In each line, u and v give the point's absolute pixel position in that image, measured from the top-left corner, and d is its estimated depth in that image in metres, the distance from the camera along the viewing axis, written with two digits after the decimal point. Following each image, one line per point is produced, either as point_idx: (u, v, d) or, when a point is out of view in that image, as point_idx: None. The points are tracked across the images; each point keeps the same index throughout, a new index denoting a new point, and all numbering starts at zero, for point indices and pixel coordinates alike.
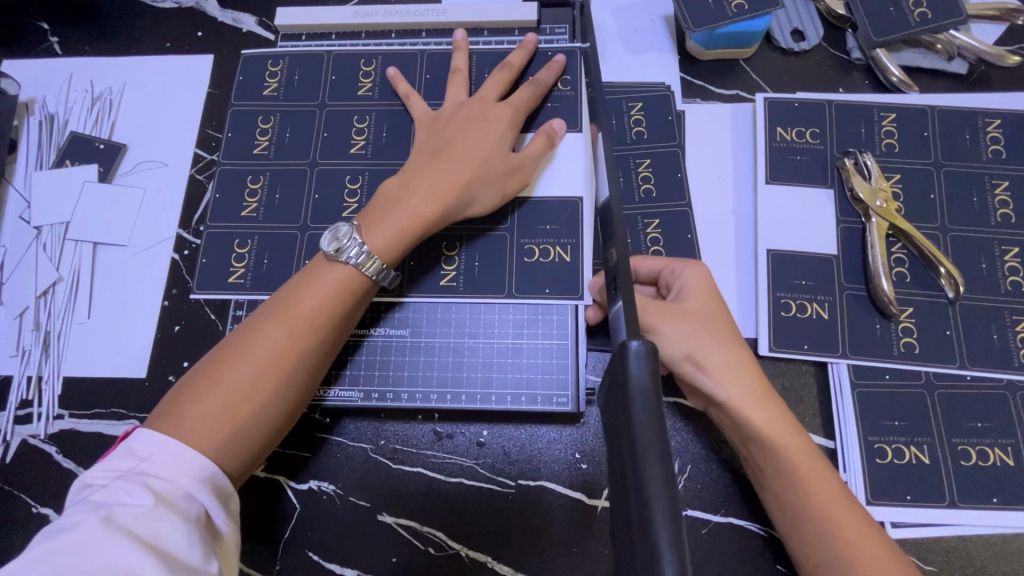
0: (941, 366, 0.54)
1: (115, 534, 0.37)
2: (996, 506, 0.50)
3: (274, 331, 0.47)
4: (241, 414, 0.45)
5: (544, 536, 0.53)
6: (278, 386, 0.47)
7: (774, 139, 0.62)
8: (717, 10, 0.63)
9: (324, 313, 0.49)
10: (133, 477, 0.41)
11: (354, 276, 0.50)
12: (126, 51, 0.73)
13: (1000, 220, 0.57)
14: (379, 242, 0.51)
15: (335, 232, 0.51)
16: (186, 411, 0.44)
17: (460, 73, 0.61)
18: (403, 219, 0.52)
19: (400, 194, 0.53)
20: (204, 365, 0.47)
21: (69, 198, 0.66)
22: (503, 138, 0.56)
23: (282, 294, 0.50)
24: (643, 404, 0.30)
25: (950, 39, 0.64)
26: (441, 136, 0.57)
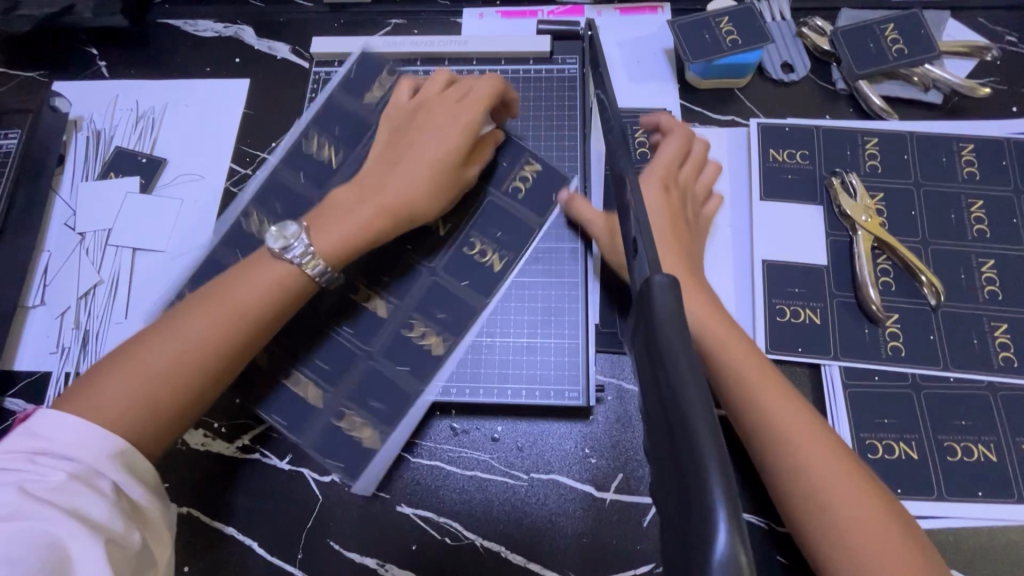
0: (925, 368, 0.57)
1: (40, 505, 0.40)
2: (980, 499, 0.53)
3: (198, 322, 0.51)
4: (152, 398, 0.48)
5: (554, 527, 0.56)
6: (192, 373, 0.49)
7: (767, 160, 0.67)
8: (713, 44, 0.69)
9: (245, 309, 0.52)
10: (41, 458, 0.43)
11: (286, 279, 0.54)
12: (168, 75, 0.79)
13: (976, 235, 0.62)
14: (324, 244, 0.55)
15: (283, 231, 0.55)
16: (98, 391, 0.47)
17: (452, 87, 0.65)
18: (351, 229, 0.57)
19: (351, 206, 0.58)
20: (127, 347, 0.50)
21: (112, 207, 0.71)
22: (460, 154, 0.61)
23: (213, 289, 0.54)
24: (668, 328, 0.32)
25: (926, 73, 0.70)
26: (403, 149, 0.61)
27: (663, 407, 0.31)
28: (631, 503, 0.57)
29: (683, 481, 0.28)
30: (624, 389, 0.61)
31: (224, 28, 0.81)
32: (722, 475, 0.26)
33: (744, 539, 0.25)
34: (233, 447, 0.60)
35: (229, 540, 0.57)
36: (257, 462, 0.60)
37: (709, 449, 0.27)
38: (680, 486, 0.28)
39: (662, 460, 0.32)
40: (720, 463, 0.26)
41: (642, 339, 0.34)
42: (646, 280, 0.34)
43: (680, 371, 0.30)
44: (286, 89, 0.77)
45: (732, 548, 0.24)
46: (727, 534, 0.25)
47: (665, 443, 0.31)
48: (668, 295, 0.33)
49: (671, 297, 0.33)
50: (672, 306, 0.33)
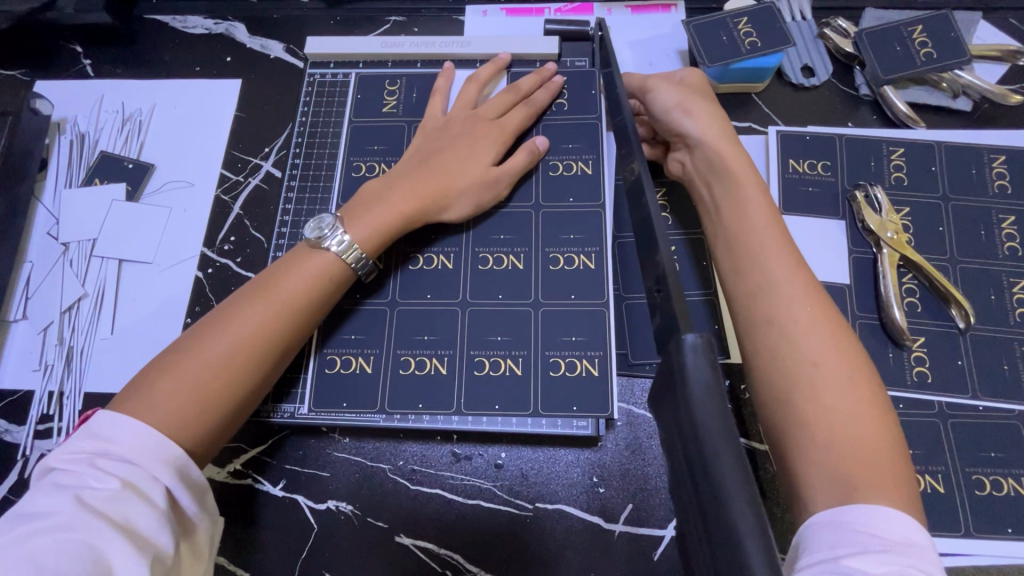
0: (953, 396, 0.55)
1: (89, 516, 0.38)
2: (1010, 536, 0.50)
3: (251, 311, 0.49)
4: (214, 391, 0.46)
5: (561, 561, 0.54)
6: (249, 362, 0.48)
7: (786, 170, 0.64)
8: (731, 46, 0.65)
9: (299, 297, 0.51)
10: (97, 462, 0.41)
11: (335, 265, 0.53)
12: (155, 75, 0.75)
13: (1007, 253, 0.59)
14: (358, 233, 0.54)
15: (318, 221, 0.54)
16: (157, 389, 0.45)
17: (476, 81, 0.65)
18: (383, 214, 0.55)
19: (382, 192, 0.57)
20: (179, 343, 0.48)
21: (97, 215, 0.68)
22: (488, 147, 0.60)
23: (262, 278, 0.52)
24: (704, 396, 0.29)
25: (955, 78, 0.67)
26: (433, 143, 0.61)
27: (697, 493, 0.28)
28: (641, 536, 0.54)
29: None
30: (634, 414, 0.58)
31: (214, 25, 0.77)
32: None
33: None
34: (225, 472, 0.58)
35: (220, 571, 0.55)
36: (251, 488, 0.57)
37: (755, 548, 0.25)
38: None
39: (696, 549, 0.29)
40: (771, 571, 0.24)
41: (671, 409, 0.32)
42: (675, 340, 0.32)
43: (719, 459, 0.27)
44: (280, 92, 0.73)
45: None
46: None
47: (702, 534, 0.29)
48: (702, 357, 0.30)
49: (707, 362, 0.30)
50: (707, 374, 0.30)
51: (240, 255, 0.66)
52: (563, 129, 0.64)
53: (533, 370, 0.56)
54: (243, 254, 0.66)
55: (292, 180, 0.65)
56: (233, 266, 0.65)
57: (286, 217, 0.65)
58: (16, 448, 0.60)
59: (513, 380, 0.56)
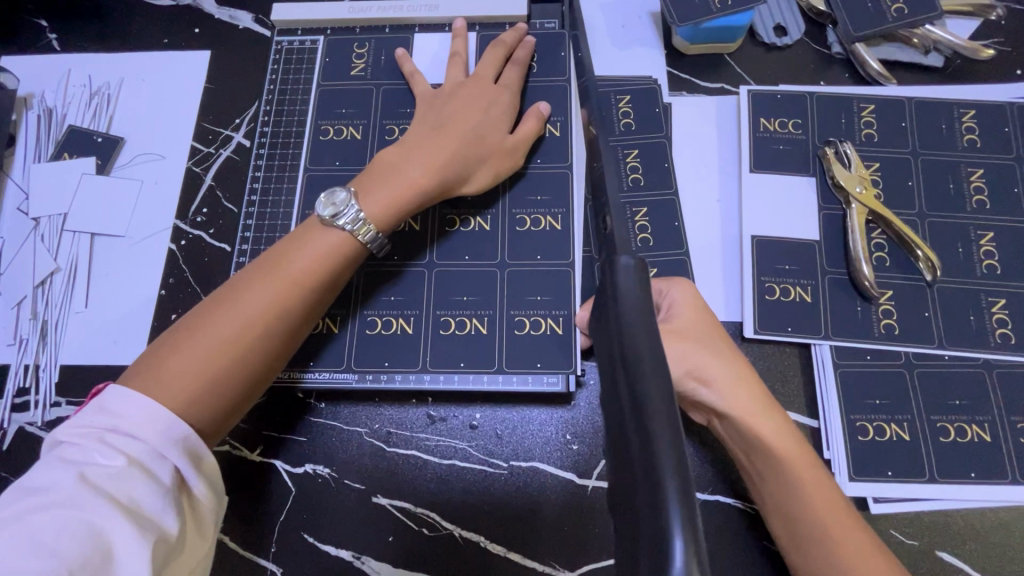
0: (920, 347, 0.55)
1: (93, 494, 0.38)
2: (973, 481, 0.51)
3: (260, 290, 0.48)
4: (226, 369, 0.46)
5: (536, 516, 0.55)
6: (259, 341, 0.47)
7: (757, 129, 0.64)
8: (701, 5, 0.65)
9: (309, 276, 0.50)
10: (104, 437, 0.41)
11: (346, 242, 0.52)
12: (123, 48, 0.74)
13: (975, 206, 0.59)
14: (373, 208, 0.53)
15: (332, 197, 0.52)
16: (169, 364, 0.45)
17: (458, 57, 0.64)
18: (401, 187, 0.54)
19: (398, 163, 0.55)
20: (190, 318, 0.47)
21: (68, 190, 0.67)
22: (496, 116, 0.60)
23: (272, 254, 0.51)
24: (631, 312, 0.33)
25: (926, 34, 0.66)
26: (438, 112, 0.59)
27: (619, 404, 0.29)
28: None
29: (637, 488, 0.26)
30: None
31: None
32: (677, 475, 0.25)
33: (703, 554, 0.23)
34: None
35: None
36: (228, 455, 0.57)
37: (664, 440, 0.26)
38: (634, 487, 0.26)
39: (617, 460, 0.30)
40: (677, 466, 0.25)
41: (605, 336, 0.34)
42: (612, 263, 0.35)
43: (643, 369, 0.29)
44: (249, 63, 0.72)
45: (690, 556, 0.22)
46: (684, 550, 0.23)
47: (621, 446, 0.29)
48: (634, 278, 0.34)
49: (636, 281, 0.34)
50: (636, 292, 0.34)
51: (212, 226, 0.66)
52: (528, 91, 0.65)
53: (498, 328, 0.58)
54: (215, 225, 0.66)
55: (262, 149, 0.65)
56: (206, 238, 0.65)
57: (256, 186, 0.65)
58: None
59: (478, 339, 0.58)
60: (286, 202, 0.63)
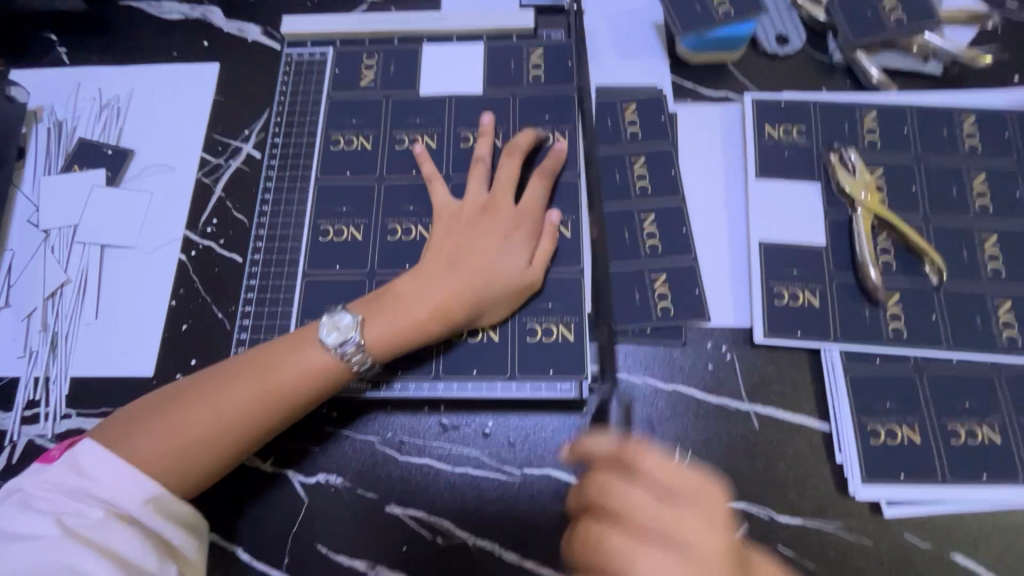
0: (928, 350, 0.56)
1: (74, 540, 0.43)
2: (985, 482, 0.52)
3: (249, 390, 0.51)
4: (182, 462, 0.49)
5: (549, 524, 0.54)
6: (227, 441, 0.50)
7: (762, 137, 0.65)
8: (705, 16, 0.66)
9: (294, 389, 0.52)
10: (79, 494, 0.46)
11: (335, 366, 0.53)
12: (132, 61, 0.75)
13: (978, 210, 0.60)
14: (373, 342, 0.54)
15: (335, 321, 0.54)
16: (139, 438, 0.49)
17: (482, 162, 0.62)
18: (402, 326, 0.54)
19: (406, 295, 0.55)
20: (177, 393, 0.51)
21: (78, 202, 0.68)
22: (513, 250, 0.57)
23: (265, 355, 0.53)
24: None
25: (925, 42, 0.67)
26: (455, 241, 0.58)
27: None
28: None
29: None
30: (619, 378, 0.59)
31: (190, 10, 0.76)
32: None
33: None
34: None
35: (213, 548, 0.55)
36: (240, 466, 0.57)
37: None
38: None
39: None
40: None
41: None
42: None
43: None
44: (258, 74, 0.73)
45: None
46: None
47: None
48: None
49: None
50: None
51: (223, 237, 0.66)
52: (536, 100, 0.66)
53: (510, 336, 0.58)
54: (226, 236, 0.66)
55: (272, 160, 0.67)
56: (217, 248, 0.65)
57: (268, 198, 0.66)
58: (4, 434, 0.60)
59: (490, 347, 0.58)
60: (296, 211, 0.65)
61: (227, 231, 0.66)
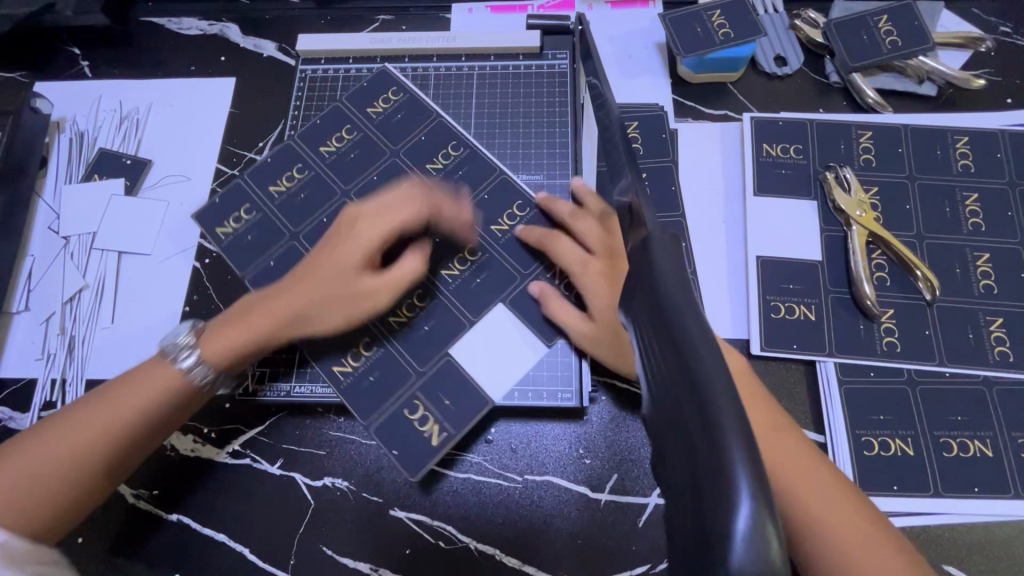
0: (921, 364, 0.57)
1: None
2: (977, 495, 0.53)
3: (122, 392, 0.52)
4: (75, 466, 0.49)
5: (549, 529, 0.56)
6: (95, 442, 0.50)
7: (761, 154, 0.66)
8: (706, 37, 0.68)
9: (136, 390, 0.52)
10: None
11: (212, 358, 0.54)
12: (152, 75, 0.78)
13: (970, 228, 0.62)
14: (212, 342, 0.54)
15: (226, 301, 0.56)
16: (10, 453, 0.49)
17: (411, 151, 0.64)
18: (262, 311, 0.54)
19: (288, 275, 0.56)
20: (104, 390, 0.52)
21: (97, 210, 0.70)
22: (411, 191, 0.57)
23: (185, 331, 0.55)
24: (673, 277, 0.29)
25: (920, 65, 0.69)
26: (364, 207, 0.58)
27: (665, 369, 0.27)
28: (627, 504, 0.56)
29: (702, 478, 0.24)
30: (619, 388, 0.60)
31: (208, 26, 0.79)
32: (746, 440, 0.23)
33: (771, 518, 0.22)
34: (224, 453, 0.59)
35: (221, 549, 0.57)
36: (249, 468, 0.59)
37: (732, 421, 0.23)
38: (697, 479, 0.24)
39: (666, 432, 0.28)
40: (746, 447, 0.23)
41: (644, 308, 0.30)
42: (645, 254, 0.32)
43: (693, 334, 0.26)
44: (272, 89, 0.75)
45: (756, 527, 0.22)
46: (750, 512, 0.22)
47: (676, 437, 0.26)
48: (667, 252, 0.31)
49: (671, 247, 0.31)
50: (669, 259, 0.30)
51: None
52: (538, 122, 0.69)
53: (450, 294, 0.58)
54: None
55: None
56: None
57: None
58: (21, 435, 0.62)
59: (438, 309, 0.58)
60: None
61: None
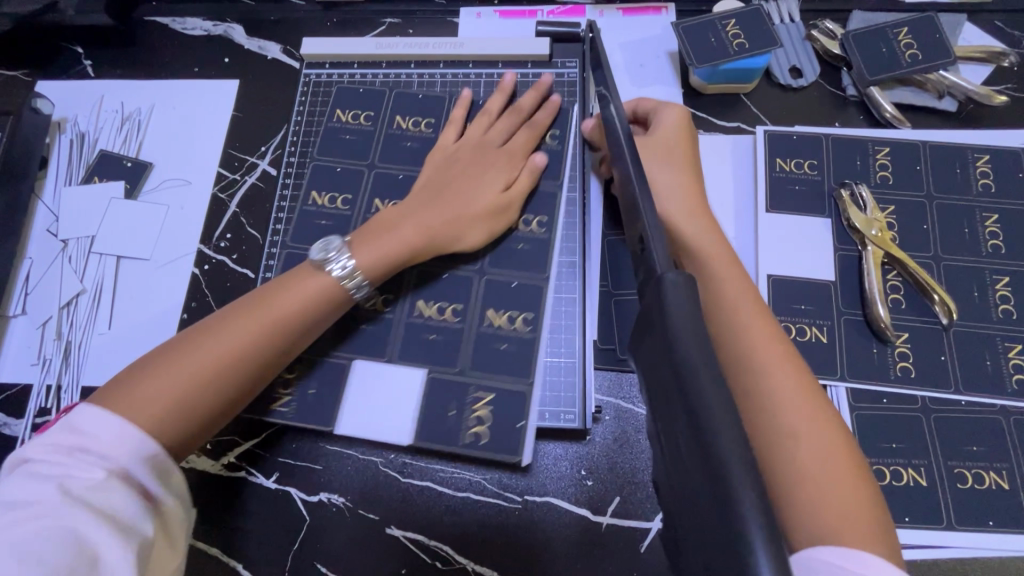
0: (936, 391, 0.55)
1: (73, 504, 0.38)
2: (992, 529, 0.51)
3: (241, 326, 0.49)
4: (192, 403, 0.46)
5: (549, 551, 0.54)
6: (201, 353, 0.47)
7: (773, 169, 0.65)
8: (720, 48, 0.66)
9: (257, 332, 0.49)
10: (78, 454, 0.41)
11: (335, 287, 0.53)
12: (155, 76, 0.76)
13: (990, 250, 0.60)
14: (324, 280, 0.53)
15: (326, 243, 0.54)
16: (143, 385, 0.45)
17: (489, 115, 0.65)
18: (393, 242, 0.55)
19: (394, 220, 0.57)
20: (168, 346, 0.48)
21: (96, 213, 0.69)
22: (495, 176, 0.60)
23: (261, 290, 0.52)
24: (682, 326, 0.30)
25: (940, 79, 0.67)
26: (443, 175, 0.61)
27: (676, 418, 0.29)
28: (628, 527, 0.55)
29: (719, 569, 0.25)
30: (622, 408, 0.59)
31: (212, 27, 0.78)
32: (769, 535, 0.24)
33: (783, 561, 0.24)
34: (219, 465, 0.58)
35: (214, 564, 0.55)
36: (244, 482, 0.58)
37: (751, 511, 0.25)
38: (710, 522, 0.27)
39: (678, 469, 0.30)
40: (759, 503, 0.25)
41: (653, 351, 0.32)
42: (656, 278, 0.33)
43: (703, 384, 0.28)
44: (276, 92, 0.74)
45: None
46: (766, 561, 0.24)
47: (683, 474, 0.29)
48: (682, 291, 0.31)
49: (688, 299, 0.31)
50: (686, 305, 0.31)
51: (235, 252, 0.67)
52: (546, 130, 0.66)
53: (470, 323, 0.58)
54: (239, 251, 0.67)
55: (286, 179, 0.67)
56: (229, 263, 0.66)
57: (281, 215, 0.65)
58: (15, 441, 0.61)
59: (452, 331, 0.58)
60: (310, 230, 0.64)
61: (240, 246, 0.67)
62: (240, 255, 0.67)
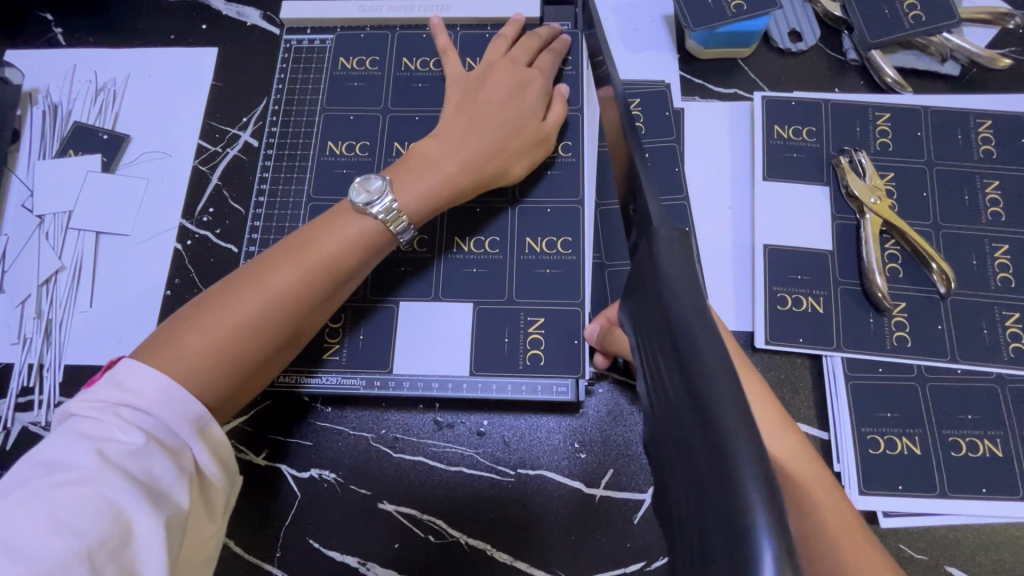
0: (933, 360, 0.55)
1: (111, 471, 0.38)
2: (984, 496, 0.51)
3: (281, 275, 0.48)
4: (236, 354, 0.46)
5: (543, 525, 0.54)
6: (242, 305, 0.46)
7: (771, 137, 0.63)
8: (716, 10, 0.64)
9: (299, 281, 0.49)
10: (121, 411, 0.41)
11: (375, 230, 0.52)
12: (129, 44, 0.73)
13: (990, 218, 0.59)
14: (364, 223, 0.52)
15: (366, 185, 0.53)
16: (187, 338, 0.45)
17: (503, 38, 0.64)
18: (435, 180, 0.55)
19: (433, 156, 0.56)
20: (210, 296, 0.47)
21: (73, 187, 0.67)
22: (531, 97, 0.60)
23: (297, 237, 0.51)
24: (679, 288, 0.28)
25: (943, 42, 0.65)
26: (470, 104, 0.60)
27: (672, 395, 0.27)
28: (621, 500, 0.54)
29: (705, 502, 0.24)
30: (616, 380, 0.58)
31: None
32: (756, 445, 0.22)
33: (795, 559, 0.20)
34: None
35: None
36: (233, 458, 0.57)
37: (736, 424, 0.23)
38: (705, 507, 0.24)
39: (673, 451, 0.28)
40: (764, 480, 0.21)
41: (652, 322, 0.30)
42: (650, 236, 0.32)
43: (702, 352, 0.25)
44: (257, 60, 0.71)
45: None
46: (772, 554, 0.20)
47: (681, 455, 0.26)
48: (676, 248, 0.31)
49: (680, 249, 0.31)
50: (679, 263, 0.30)
51: (219, 226, 0.65)
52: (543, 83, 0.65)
53: (511, 254, 0.59)
54: (222, 225, 0.65)
55: (268, 149, 0.64)
56: (212, 238, 0.65)
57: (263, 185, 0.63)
58: None
59: (494, 265, 0.59)
60: (294, 202, 0.62)
61: (223, 220, 0.65)
62: (223, 230, 0.65)
